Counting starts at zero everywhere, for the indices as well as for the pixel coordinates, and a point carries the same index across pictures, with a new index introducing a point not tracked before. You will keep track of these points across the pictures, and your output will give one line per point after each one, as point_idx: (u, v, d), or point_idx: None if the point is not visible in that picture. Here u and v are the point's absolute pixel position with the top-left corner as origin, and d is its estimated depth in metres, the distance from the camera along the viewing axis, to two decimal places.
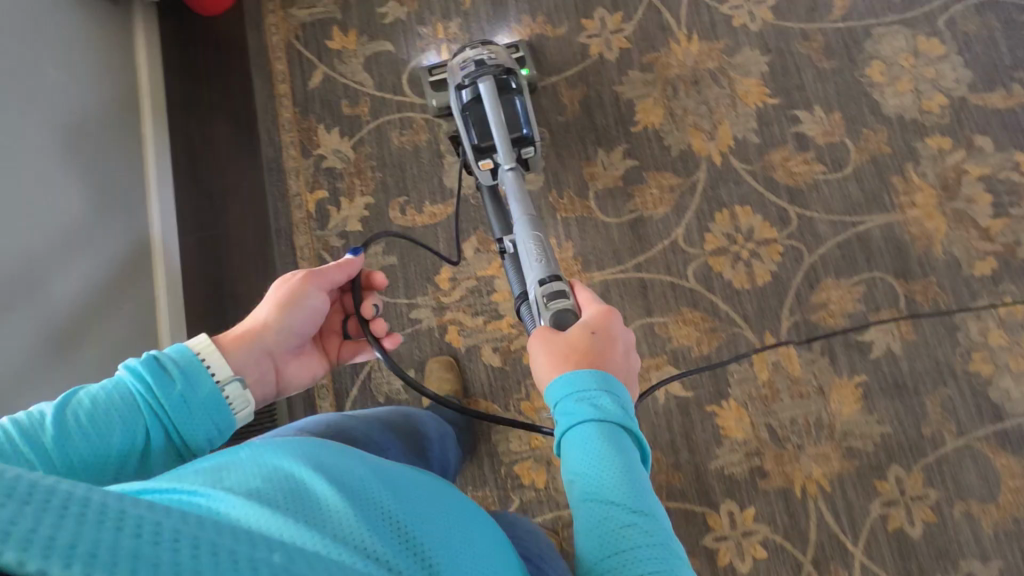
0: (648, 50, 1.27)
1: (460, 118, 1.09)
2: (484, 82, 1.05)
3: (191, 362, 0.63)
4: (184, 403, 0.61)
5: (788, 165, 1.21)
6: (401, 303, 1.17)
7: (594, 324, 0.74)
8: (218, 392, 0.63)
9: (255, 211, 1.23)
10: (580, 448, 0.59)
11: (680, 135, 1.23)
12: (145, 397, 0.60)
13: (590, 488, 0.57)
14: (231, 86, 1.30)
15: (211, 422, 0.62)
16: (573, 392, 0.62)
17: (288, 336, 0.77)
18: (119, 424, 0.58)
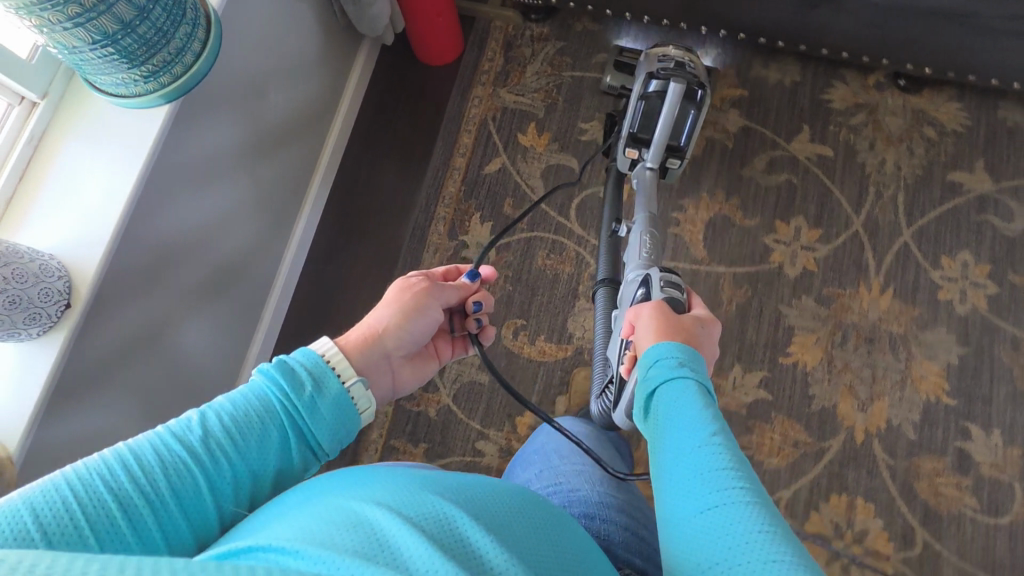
0: (833, 282, 1.15)
1: (633, 104, 1.03)
2: (675, 83, 0.96)
3: (318, 365, 0.54)
4: (314, 406, 0.52)
5: (936, 480, 1.04)
6: (472, 427, 1.11)
7: (703, 319, 0.74)
8: (345, 392, 0.54)
9: (382, 267, 1.22)
10: (669, 402, 0.56)
11: (829, 389, 1.10)
12: (280, 402, 0.51)
13: (690, 468, 0.50)
14: (415, 137, 1.30)
15: (347, 420, 0.54)
16: (664, 359, 0.59)
17: (410, 337, 0.69)
18: (255, 433, 0.49)
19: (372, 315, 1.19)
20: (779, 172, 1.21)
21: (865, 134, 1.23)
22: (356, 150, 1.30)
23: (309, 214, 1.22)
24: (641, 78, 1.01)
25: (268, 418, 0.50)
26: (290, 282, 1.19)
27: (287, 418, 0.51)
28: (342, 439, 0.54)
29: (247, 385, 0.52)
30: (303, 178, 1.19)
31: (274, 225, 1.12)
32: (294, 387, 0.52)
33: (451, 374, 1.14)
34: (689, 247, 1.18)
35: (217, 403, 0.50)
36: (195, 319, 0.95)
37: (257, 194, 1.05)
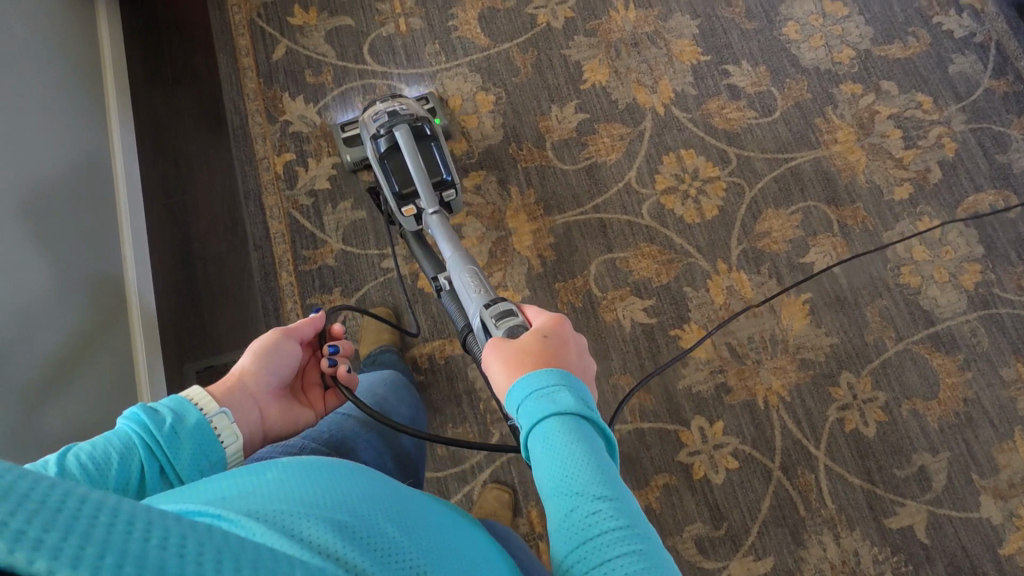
0: (591, 18, 1.39)
1: (378, 167, 1.09)
2: (400, 128, 1.06)
3: (181, 404, 0.67)
4: (173, 436, 0.64)
5: (724, 113, 1.33)
6: (373, 254, 1.20)
7: (547, 327, 0.73)
8: (203, 420, 0.67)
9: (224, 176, 1.26)
10: (543, 443, 0.57)
11: (625, 90, 1.34)
12: (140, 436, 0.63)
13: (565, 493, 0.55)
14: (197, 64, 1.34)
15: (201, 439, 0.66)
16: (530, 393, 0.60)
17: (267, 375, 0.79)
18: (115, 458, 0.61)
19: (236, 218, 1.24)
20: None
21: None
22: (143, 96, 1.32)
23: (126, 158, 1.24)
24: (375, 153, 1.08)
25: (128, 451, 0.61)
26: (142, 258, 1.19)
27: (153, 445, 0.63)
28: (201, 464, 0.65)
29: (112, 433, 0.63)
30: (110, 224, 1.15)
31: (101, 281, 1.08)
32: (156, 423, 0.64)
33: (332, 224, 1.22)
34: (474, 41, 1.36)
35: (80, 445, 0.60)
36: (45, 260, 0.97)
37: (63, 262, 1.01)
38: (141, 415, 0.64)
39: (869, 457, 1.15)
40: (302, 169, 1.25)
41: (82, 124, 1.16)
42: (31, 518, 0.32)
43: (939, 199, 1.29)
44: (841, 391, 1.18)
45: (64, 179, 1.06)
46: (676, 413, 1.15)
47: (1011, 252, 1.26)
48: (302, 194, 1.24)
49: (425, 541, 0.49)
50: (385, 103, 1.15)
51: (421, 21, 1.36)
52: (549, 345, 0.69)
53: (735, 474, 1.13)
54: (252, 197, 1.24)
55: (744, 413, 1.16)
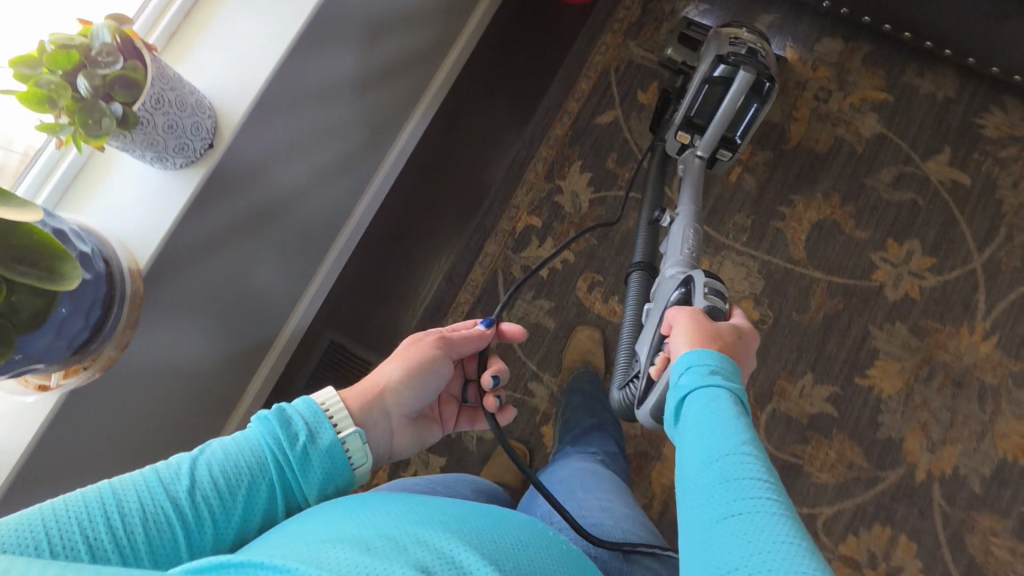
0: (933, 316, 1.08)
1: (695, 85, 0.99)
2: (743, 71, 0.92)
3: (317, 416, 0.54)
4: (306, 457, 0.52)
5: (988, 538, 1.01)
6: (528, 367, 1.12)
7: (743, 330, 0.68)
8: (338, 444, 0.53)
9: (473, 196, 1.21)
10: (696, 410, 0.52)
11: (900, 422, 1.05)
12: (272, 454, 0.51)
13: (705, 446, 0.49)
14: (533, 74, 1.26)
15: (327, 463, 0.52)
16: (692, 368, 0.56)
17: (409, 401, 0.64)
18: (244, 481, 0.49)
19: (454, 241, 1.20)
20: (905, 189, 1.13)
21: (1015, 167, 1.13)
22: (470, 73, 1.27)
23: (419, 122, 1.21)
24: (698, 80, 0.98)
25: (258, 472, 0.50)
26: (368, 213, 1.19)
27: (285, 462, 0.51)
28: (330, 487, 0.53)
29: (243, 435, 0.52)
30: (387, 142, 1.15)
31: (347, 190, 1.09)
32: (288, 438, 0.52)
33: (519, 312, 1.15)
34: (789, 244, 1.13)
35: (213, 451, 0.50)
36: (323, 169, 0.99)
37: (337, 165, 1.02)
38: (274, 418, 0.52)
39: None
40: (536, 240, 1.17)
41: (426, 55, 1.14)
42: None
43: None
44: None
45: (384, 98, 1.06)
46: None
47: None
48: (519, 264, 1.16)
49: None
50: (752, 34, 1.00)
51: (755, 184, 1.16)
52: (711, 334, 0.65)
53: None
54: (479, 233, 1.19)
55: None
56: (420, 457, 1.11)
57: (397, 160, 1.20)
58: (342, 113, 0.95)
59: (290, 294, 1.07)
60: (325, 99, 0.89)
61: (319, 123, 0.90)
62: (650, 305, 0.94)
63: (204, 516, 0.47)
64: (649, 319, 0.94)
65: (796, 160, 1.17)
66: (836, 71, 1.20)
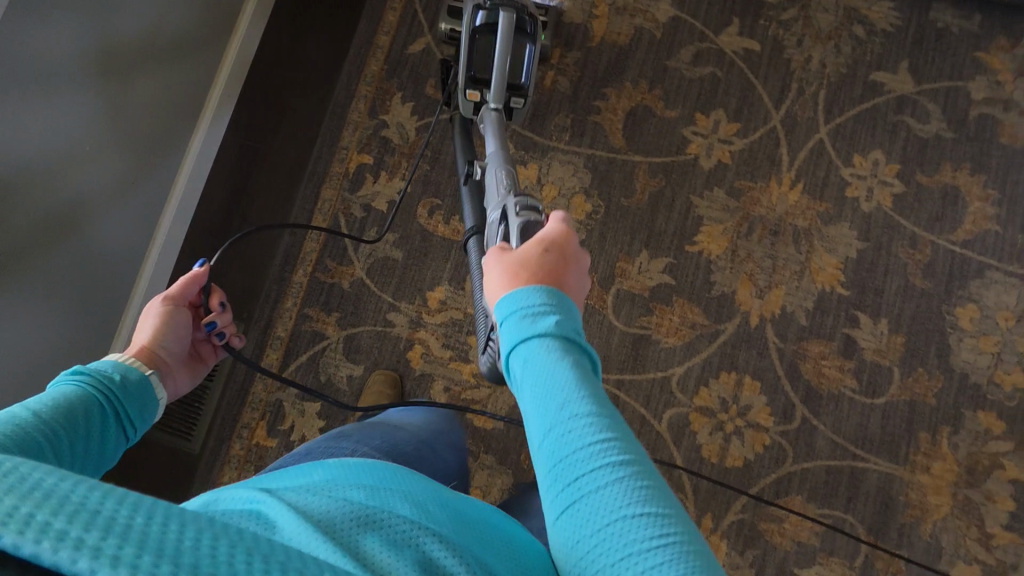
0: (746, 176, 1.16)
1: (466, 39, 1.00)
2: (505, 12, 0.96)
3: (121, 364, 0.70)
4: (123, 388, 0.68)
5: (820, 363, 1.11)
6: (384, 300, 1.13)
7: (552, 241, 0.68)
8: (147, 374, 0.72)
9: (301, 146, 1.20)
10: (530, 369, 0.54)
11: (730, 277, 1.13)
12: (92, 388, 0.65)
13: (545, 415, 0.52)
14: (340, 16, 1.25)
15: (140, 394, 0.69)
16: (516, 310, 0.57)
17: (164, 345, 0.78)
18: (89, 406, 0.62)
19: (290, 194, 1.18)
20: (704, 65, 1.20)
21: (796, 27, 1.21)
22: (278, 24, 1.25)
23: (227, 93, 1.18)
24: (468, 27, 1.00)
25: (90, 402, 0.63)
26: (191, 194, 1.13)
27: (105, 400, 0.65)
28: (147, 414, 0.70)
29: (52, 391, 0.62)
30: (186, 125, 1.10)
31: (150, 184, 1.04)
32: (101, 377, 0.66)
33: (365, 249, 1.15)
34: (608, 135, 1.18)
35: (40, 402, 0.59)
36: (99, 160, 0.94)
37: (118, 152, 0.97)
38: (76, 373, 0.65)
39: None
40: (370, 177, 1.17)
41: (208, 12, 1.11)
42: (71, 518, 0.29)
43: None
44: None
45: (156, 73, 1.02)
46: None
47: None
48: (357, 204, 1.17)
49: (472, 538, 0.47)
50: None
51: (569, 85, 1.20)
52: (541, 271, 0.64)
53: None
54: (313, 181, 1.18)
55: None
56: (296, 407, 1.10)
57: (208, 142, 1.15)
58: (87, 108, 0.90)
59: (113, 303, 1.00)
60: (60, 78, 0.86)
61: (66, 105, 0.87)
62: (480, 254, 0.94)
63: (74, 438, 0.58)
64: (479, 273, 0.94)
65: (603, 55, 1.21)
66: None
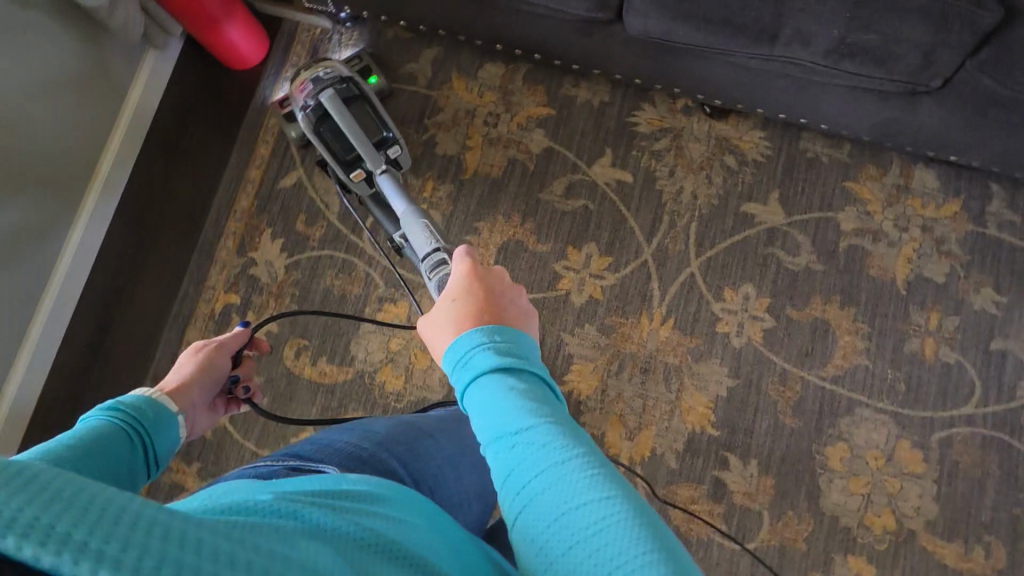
0: (617, 311, 1.16)
1: (316, 137, 1.08)
2: (324, 94, 1.05)
3: (145, 397, 0.67)
4: (154, 439, 0.63)
5: (689, 506, 1.09)
6: (247, 447, 1.10)
7: (468, 274, 0.65)
8: (172, 416, 0.68)
9: (170, 285, 1.18)
10: (482, 400, 0.52)
11: (599, 417, 1.12)
12: (127, 424, 0.61)
13: (502, 434, 0.50)
14: (213, 148, 1.23)
15: (170, 427, 0.67)
16: (465, 351, 0.55)
17: (205, 389, 0.79)
18: (117, 445, 0.58)
19: (156, 336, 1.16)
20: (577, 197, 1.20)
21: (668, 157, 1.21)
22: (152, 154, 1.18)
23: (88, 231, 1.09)
24: (309, 126, 1.09)
25: (121, 434, 0.60)
26: (42, 349, 1.04)
27: (135, 432, 0.62)
28: (172, 450, 0.66)
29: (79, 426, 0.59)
30: (30, 274, 1.02)
31: None
32: (133, 410, 0.64)
33: None
34: None
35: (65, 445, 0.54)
36: None
37: None
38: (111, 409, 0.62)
39: None
40: (236, 318, 1.15)
41: (56, 152, 1.04)
42: (75, 520, 0.28)
43: None
44: None
45: None
46: None
47: None
48: None
49: (438, 549, 0.43)
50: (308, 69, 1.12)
51: (441, 219, 1.19)
52: (462, 307, 0.61)
53: None
54: (179, 323, 1.16)
55: None
56: None
57: (65, 287, 1.07)
58: None
59: None
60: None
61: None
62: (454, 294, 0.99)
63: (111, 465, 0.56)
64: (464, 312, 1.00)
65: (476, 188, 1.21)
66: (501, 95, 1.24)
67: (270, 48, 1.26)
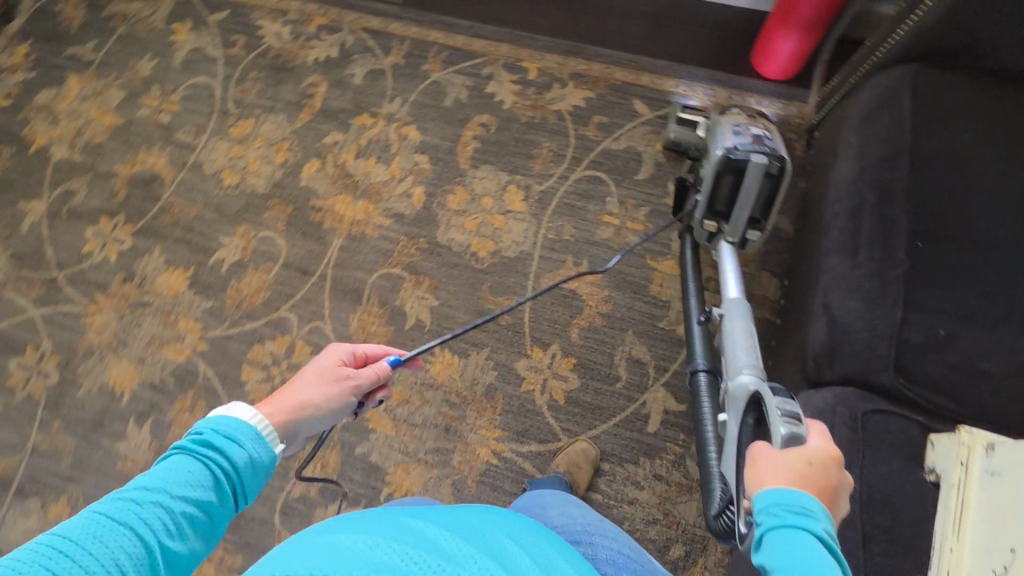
0: (507, 403, 1.14)
1: (708, 178, 1.03)
2: (754, 159, 0.98)
3: (254, 436, 0.59)
4: (243, 476, 0.57)
5: (316, 461, 1.13)
6: (411, 94, 1.40)
7: (824, 459, 0.59)
8: (269, 455, 0.60)
9: (545, 29, 1.45)
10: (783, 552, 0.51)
11: (407, 380, 1.17)
12: (219, 468, 0.56)
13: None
14: (666, 48, 1.41)
15: (263, 469, 0.60)
16: (779, 504, 0.55)
17: (328, 400, 0.73)
18: (193, 491, 0.53)
19: (503, 24, 1.46)
20: (628, 368, 1.14)
21: (676, 475, 1.07)
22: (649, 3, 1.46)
23: None
24: (717, 166, 1.01)
25: (211, 483, 0.55)
26: None
27: (222, 480, 0.56)
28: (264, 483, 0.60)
29: (162, 466, 0.54)
30: None
31: None
32: (223, 458, 0.57)
33: (453, 79, 1.41)
34: (551, 270, 1.23)
35: (133, 500, 0.50)
36: None
37: None
38: (200, 446, 0.57)
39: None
40: (514, 78, 1.39)
41: None
42: None
43: None
44: (45, 363, 1.23)
45: None
46: (140, 229, 1.32)
47: None
48: (492, 71, 1.40)
49: None
50: (742, 120, 1.08)
51: (603, 236, 1.25)
52: (811, 473, 0.59)
53: (77, 239, 1.32)
54: (513, 38, 1.43)
55: (100, 275, 1.29)
56: (338, 42, 1.46)
57: None
58: None
59: None
60: None
61: None
62: (722, 415, 0.86)
63: (177, 525, 0.51)
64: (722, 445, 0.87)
65: (635, 268, 1.22)
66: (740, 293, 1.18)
67: (756, 79, 1.37)
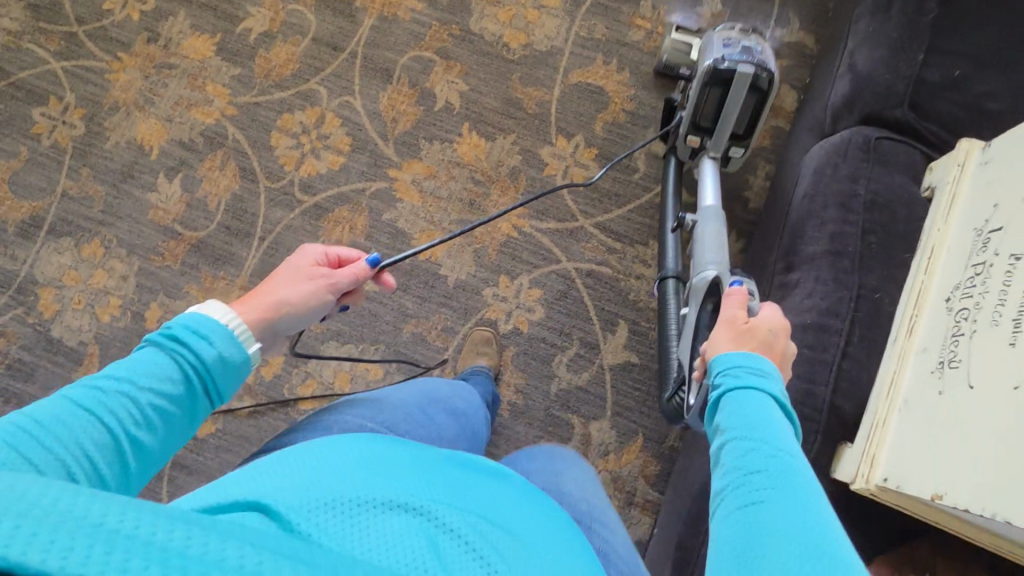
0: (531, 185, 1.19)
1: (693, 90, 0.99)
2: (741, 68, 0.93)
3: (197, 332, 0.56)
4: (215, 377, 0.57)
5: (344, 224, 1.18)
6: None
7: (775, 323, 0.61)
8: (240, 349, 0.58)
9: None
10: (737, 411, 0.53)
11: (435, 157, 1.20)
12: (187, 363, 0.55)
13: (745, 445, 0.50)
14: None
15: (237, 368, 0.58)
16: (734, 366, 0.56)
17: (306, 304, 0.68)
18: (158, 383, 0.53)
19: None
20: (647, 163, 1.20)
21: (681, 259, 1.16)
22: None
23: None
24: (704, 79, 0.96)
25: (178, 380, 0.55)
26: None
27: (193, 375, 0.56)
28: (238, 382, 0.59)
29: (117, 367, 0.54)
30: None
31: None
32: (188, 348, 0.56)
33: None
34: (582, 66, 1.24)
35: (113, 403, 0.51)
36: None
37: None
38: (171, 339, 0.56)
39: (19, 95, 1.24)
40: None
41: None
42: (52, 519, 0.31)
43: (116, 342, 1.14)
44: (71, 116, 1.23)
45: None
46: None
47: (24, 354, 1.14)
48: None
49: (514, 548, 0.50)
50: (734, 33, 1.00)
51: (635, 38, 1.25)
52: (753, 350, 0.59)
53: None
54: None
55: (123, 35, 1.26)
56: None
57: None
58: None
59: None
60: None
61: None
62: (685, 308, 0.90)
63: (143, 417, 0.52)
64: (681, 335, 0.91)
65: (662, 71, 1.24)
66: None
67: None
